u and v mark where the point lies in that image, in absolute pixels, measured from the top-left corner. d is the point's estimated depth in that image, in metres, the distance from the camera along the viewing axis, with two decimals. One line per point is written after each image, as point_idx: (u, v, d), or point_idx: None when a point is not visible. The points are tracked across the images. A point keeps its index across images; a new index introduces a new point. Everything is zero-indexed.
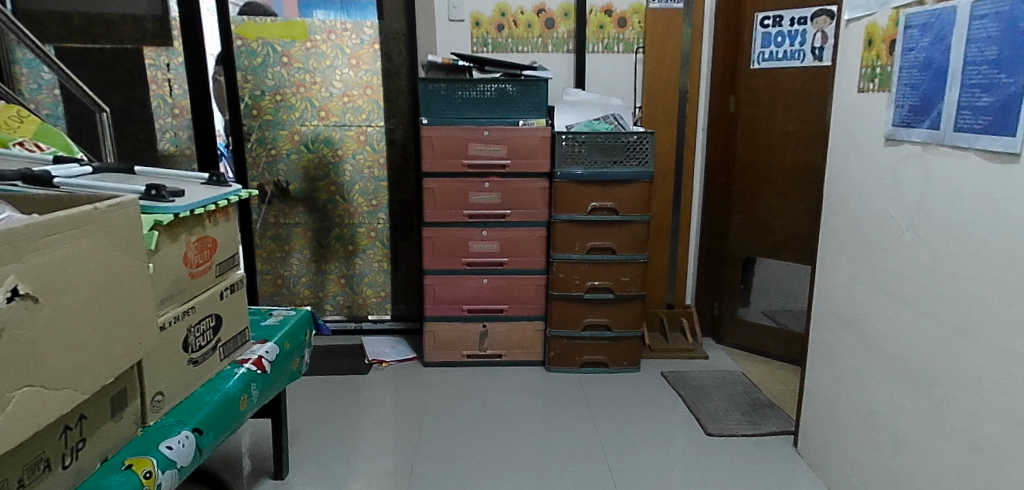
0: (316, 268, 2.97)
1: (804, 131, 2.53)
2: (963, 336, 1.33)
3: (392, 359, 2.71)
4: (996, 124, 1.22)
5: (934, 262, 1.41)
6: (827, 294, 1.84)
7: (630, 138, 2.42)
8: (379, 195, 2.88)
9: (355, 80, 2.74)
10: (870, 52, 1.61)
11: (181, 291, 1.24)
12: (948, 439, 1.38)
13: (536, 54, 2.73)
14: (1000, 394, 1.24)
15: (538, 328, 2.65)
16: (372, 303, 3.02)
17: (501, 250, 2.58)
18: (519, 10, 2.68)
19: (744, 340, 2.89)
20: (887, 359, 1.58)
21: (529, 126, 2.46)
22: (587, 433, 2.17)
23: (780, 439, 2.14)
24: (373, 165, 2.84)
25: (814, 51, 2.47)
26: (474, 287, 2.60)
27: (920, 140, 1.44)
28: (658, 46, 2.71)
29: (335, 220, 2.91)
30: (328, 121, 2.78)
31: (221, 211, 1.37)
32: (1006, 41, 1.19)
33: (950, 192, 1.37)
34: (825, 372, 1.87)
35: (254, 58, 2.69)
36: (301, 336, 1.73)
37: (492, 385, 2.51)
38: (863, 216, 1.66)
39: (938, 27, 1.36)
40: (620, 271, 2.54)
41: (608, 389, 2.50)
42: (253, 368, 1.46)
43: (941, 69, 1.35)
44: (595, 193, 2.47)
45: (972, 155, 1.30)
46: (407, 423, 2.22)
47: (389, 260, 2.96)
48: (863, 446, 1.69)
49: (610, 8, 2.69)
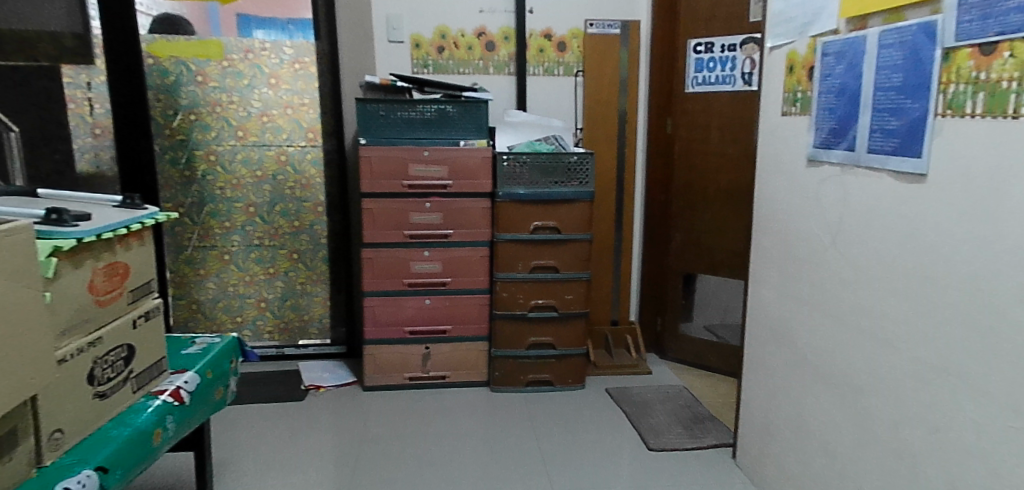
0: (234, 292, 2.85)
1: (736, 152, 2.63)
2: (882, 346, 1.39)
3: (330, 384, 2.63)
4: (904, 146, 1.29)
5: (854, 276, 1.47)
6: (759, 308, 1.91)
7: (571, 158, 2.46)
8: (302, 216, 2.81)
9: (274, 100, 2.68)
10: (791, 78, 1.70)
11: (86, 321, 1.18)
12: (872, 447, 1.43)
13: (478, 76, 2.75)
14: (914, 402, 1.30)
15: (481, 348, 2.64)
16: (295, 327, 2.92)
17: (444, 271, 2.56)
18: (459, 32, 2.70)
19: (687, 355, 2.94)
20: (816, 371, 1.64)
21: (470, 146, 2.47)
22: (531, 454, 2.15)
23: (718, 451, 2.18)
24: (295, 186, 2.78)
25: (744, 76, 2.57)
26: (416, 308, 2.57)
27: (838, 160, 1.51)
28: (596, 68, 2.79)
29: (253, 243, 2.81)
30: (246, 141, 2.71)
31: (134, 235, 1.31)
32: (910, 69, 1.26)
33: (865, 209, 1.44)
34: (759, 386, 1.92)
35: (167, 77, 2.60)
36: (226, 363, 1.67)
37: (435, 409, 2.46)
38: (790, 234, 1.74)
39: (851, 54, 1.44)
40: (563, 289, 2.56)
41: (552, 407, 2.51)
42: (169, 399, 1.40)
43: (854, 94, 1.43)
44: (536, 213, 2.49)
45: (884, 176, 1.37)
46: (347, 451, 2.15)
47: (311, 282, 2.88)
48: (797, 457, 1.73)
49: (549, 33, 2.75)
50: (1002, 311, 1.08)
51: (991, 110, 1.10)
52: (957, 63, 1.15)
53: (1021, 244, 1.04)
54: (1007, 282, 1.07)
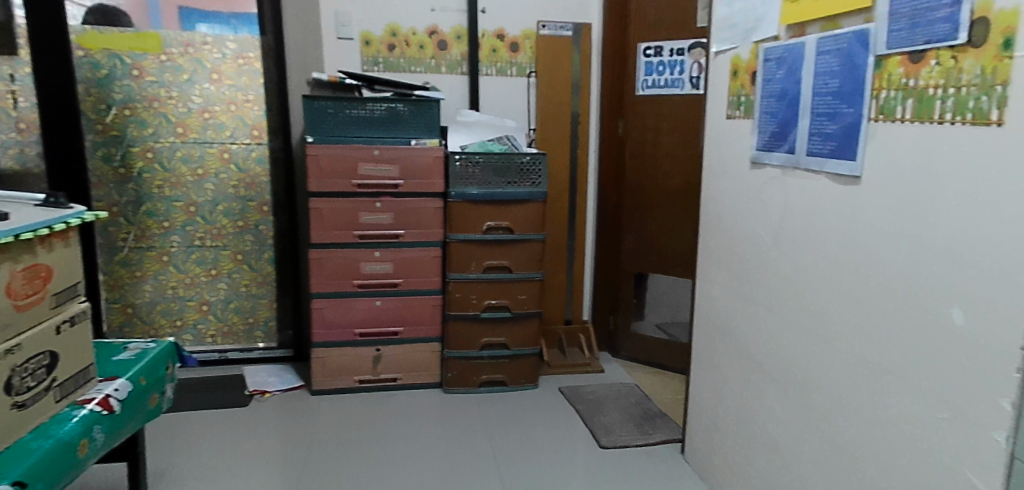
0: (174, 294, 2.74)
1: (685, 154, 2.68)
2: (821, 343, 1.43)
3: (276, 388, 2.57)
4: (841, 149, 1.34)
5: (795, 275, 1.52)
6: (707, 307, 1.95)
7: (523, 159, 2.46)
8: (247, 215, 2.73)
9: (216, 96, 2.60)
10: (735, 82, 1.74)
11: (3, 327, 1.11)
12: (812, 440, 1.47)
13: (429, 75, 2.73)
14: (850, 395, 1.35)
15: (434, 350, 2.62)
16: (239, 330, 2.83)
17: (395, 271, 2.52)
18: (410, 30, 2.68)
19: (639, 352, 2.98)
20: (760, 367, 1.68)
21: (422, 146, 2.44)
22: (483, 455, 2.15)
23: (668, 447, 2.22)
24: (239, 185, 2.70)
25: (692, 80, 2.62)
26: (366, 309, 2.53)
27: (779, 163, 1.56)
28: (549, 69, 2.81)
29: (194, 243, 2.72)
30: (186, 138, 2.61)
31: (57, 236, 1.25)
32: (846, 75, 1.31)
33: (806, 210, 1.48)
34: (707, 383, 1.97)
35: (99, 70, 2.48)
36: (162, 369, 1.61)
37: (386, 412, 2.43)
38: (735, 234, 1.78)
39: (791, 61, 1.48)
40: (516, 289, 2.56)
41: (505, 407, 2.51)
42: (97, 409, 1.33)
43: (794, 99, 1.48)
44: (489, 213, 2.49)
45: (822, 178, 1.42)
46: (295, 457, 2.09)
47: (256, 284, 2.80)
48: (743, 452, 1.77)
49: (502, 33, 2.75)
50: (930, 307, 1.13)
51: (919, 115, 1.15)
52: (889, 70, 1.20)
53: (946, 244, 1.10)
54: (935, 280, 1.12)
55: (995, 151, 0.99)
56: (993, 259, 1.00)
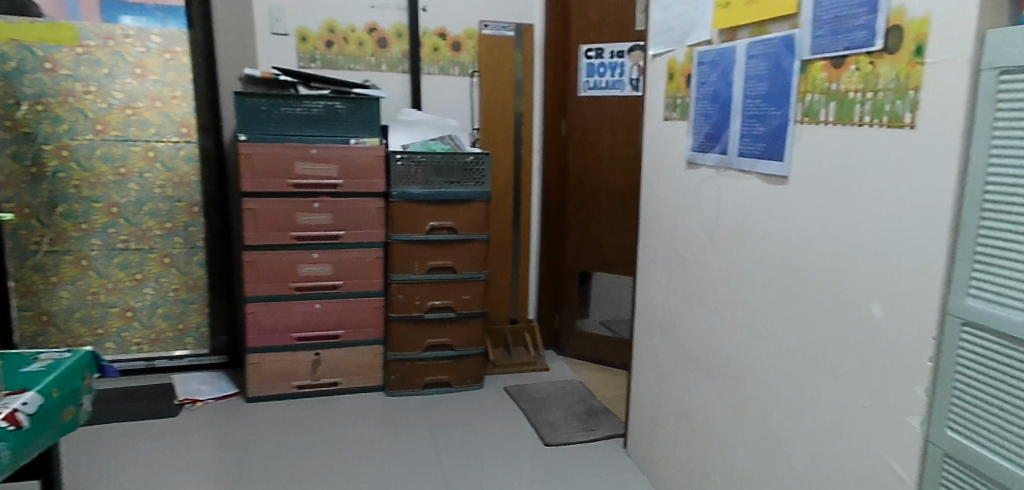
0: (94, 301, 2.59)
1: (626, 154, 2.73)
2: (754, 337, 1.48)
3: (208, 397, 2.47)
4: (769, 150, 1.39)
5: (729, 272, 1.57)
6: (647, 304, 1.98)
7: (466, 158, 2.45)
8: (175, 216, 2.62)
9: (140, 92, 2.48)
10: (671, 85, 1.78)
11: None
12: (746, 432, 1.52)
13: (369, 73, 2.68)
14: (781, 387, 1.40)
15: (376, 352, 2.57)
16: (167, 337, 2.71)
17: (335, 273, 2.47)
18: (349, 27, 2.62)
19: (584, 350, 3.01)
20: (697, 361, 1.72)
21: (361, 144, 2.40)
22: (426, 457, 2.12)
23: (612, 442, 2.26)
24: (166, 184, 2.58)
25: (632, 82, 2.67)
26: (305, 312, 2.46)
27: (713, 163, 1.60)
28: (491, 69, 2.81)
29: (116, 247, 2.58)
30: (106, 135, 2.48)
31: None
32: (774, 79, 1.36)
33: (738, 209, 1.53)
34: (648, 378, 2.00)
35: (6, 62, 2.33)
36: (77, 380, 1.52)
37: (327, 418, 2.37)
38: (673, 233, 1.82)
39: (723, 64, 1.53)
40: (459, 290, 2.54)
41: (449, 408, 2.49)
42: (4, 424, 1.24)
43: (726, 101, 1.52)
44: (432, 213, 2.46)
45: (753, 178, 1.46)
46: (229, 467, 2.02)
47: (186, 288, 2.69)
48: (682, 444, 1.81)
49: (443, 32, 2.73)
50: (851, 300, 1.18)
51: (840, 118, 1.19)
52: (812, 75, 1.25)
53: (865, 240, 1.15)
54: (856, 275, 1.17)
55: (909, 152, 1.04)
56: (907, 254, 1.06)
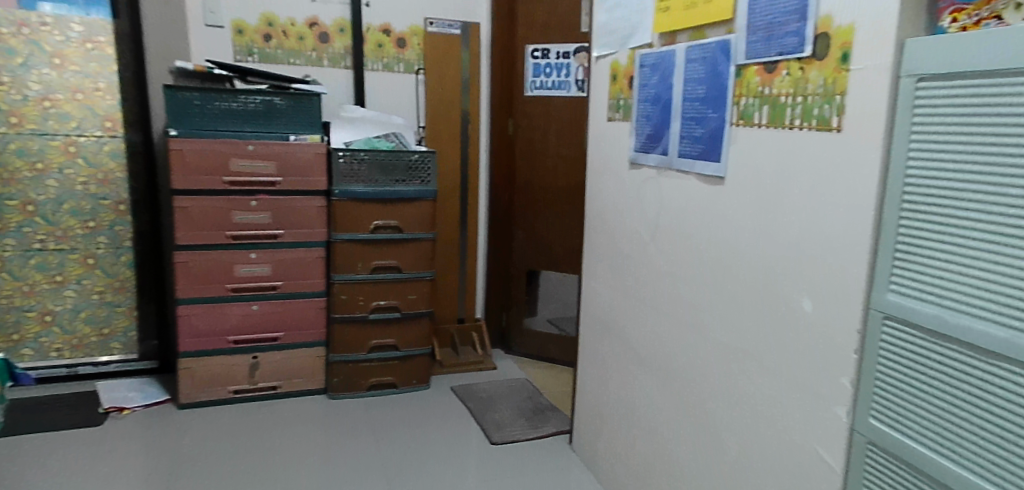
0: (8, 304, 2.43)
1: (573, 154, 2.75)
2: (693, 334, 1.51)
3: (137, 404, 2.35)
4: (707, 152, 1.41)
5: (670, 271, 1.59)
6: (591, 302, 2.00)
7: (411, 156, 2.42)
8: (99, 215, 2.48)
9: (59, 83, 2.34)
10: (614, 86, 1.80)
11: None
12: (686, 426, 1.55)
13: (310, 68, 2.61)
14: (719, 382, 1.43)
15: (318, 354, 2.51)
16: (91, 343, 2.57)
17: (273, 274, 2.39)
18: (288, 21, 2.55)
19: (532, 348, 3.01)
20: (640, 358, 1.75)
21: (301, 141, 2.33)
22: (369, 460, 2.09)
23: (557, 439, 2.27)
24: (89, 181, 2.44)
25: (577, 83, 2.71)
26: (241, 314, 2.38)
27: (654, 164, 1.62)
28: (437, 67, 2.78)
29: (33, 247, 2.42)
30: (21, 128, 2.33)
31: None
32: (711, 82, 1.39)
33: (678, 208, 1.55)
34: (592, 376, 2.02)
35: None
36: None
37: (266, 422, 2.30)
38: (617, 232, 1.84)
39: (663, 67, 1.55)
40: (404, 290, 2.51)
41: (393, 410, 2.45)
42: None
43: (666, 103, 1.54)
44: (376, 212, 2.42)
45: (692, 178, 1.49)
46: (161, 476, 1.93)
47: (113, 291, 2.56)
48: (625, 440, 1.84)
49: (388, 28, 2.69)
50: (784, 297, 1.22)
51: (773, 122, 1.23)
52: (747, 79, 1.28)
53: (796, 239, 1.18)
54: (789, 273, 1.21)
55: (836, 154, 1.08)
56: (834, 252, 1.09)
